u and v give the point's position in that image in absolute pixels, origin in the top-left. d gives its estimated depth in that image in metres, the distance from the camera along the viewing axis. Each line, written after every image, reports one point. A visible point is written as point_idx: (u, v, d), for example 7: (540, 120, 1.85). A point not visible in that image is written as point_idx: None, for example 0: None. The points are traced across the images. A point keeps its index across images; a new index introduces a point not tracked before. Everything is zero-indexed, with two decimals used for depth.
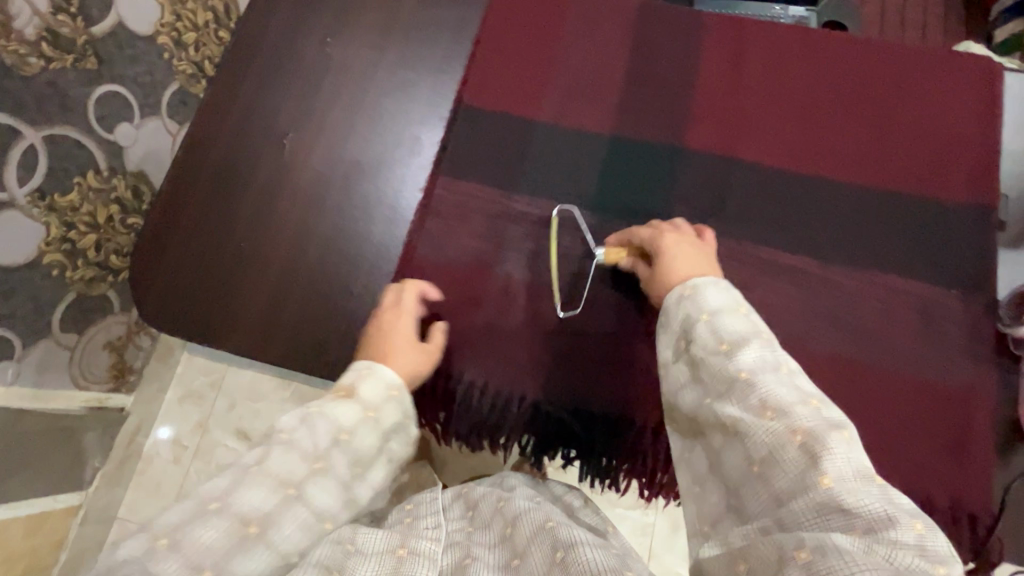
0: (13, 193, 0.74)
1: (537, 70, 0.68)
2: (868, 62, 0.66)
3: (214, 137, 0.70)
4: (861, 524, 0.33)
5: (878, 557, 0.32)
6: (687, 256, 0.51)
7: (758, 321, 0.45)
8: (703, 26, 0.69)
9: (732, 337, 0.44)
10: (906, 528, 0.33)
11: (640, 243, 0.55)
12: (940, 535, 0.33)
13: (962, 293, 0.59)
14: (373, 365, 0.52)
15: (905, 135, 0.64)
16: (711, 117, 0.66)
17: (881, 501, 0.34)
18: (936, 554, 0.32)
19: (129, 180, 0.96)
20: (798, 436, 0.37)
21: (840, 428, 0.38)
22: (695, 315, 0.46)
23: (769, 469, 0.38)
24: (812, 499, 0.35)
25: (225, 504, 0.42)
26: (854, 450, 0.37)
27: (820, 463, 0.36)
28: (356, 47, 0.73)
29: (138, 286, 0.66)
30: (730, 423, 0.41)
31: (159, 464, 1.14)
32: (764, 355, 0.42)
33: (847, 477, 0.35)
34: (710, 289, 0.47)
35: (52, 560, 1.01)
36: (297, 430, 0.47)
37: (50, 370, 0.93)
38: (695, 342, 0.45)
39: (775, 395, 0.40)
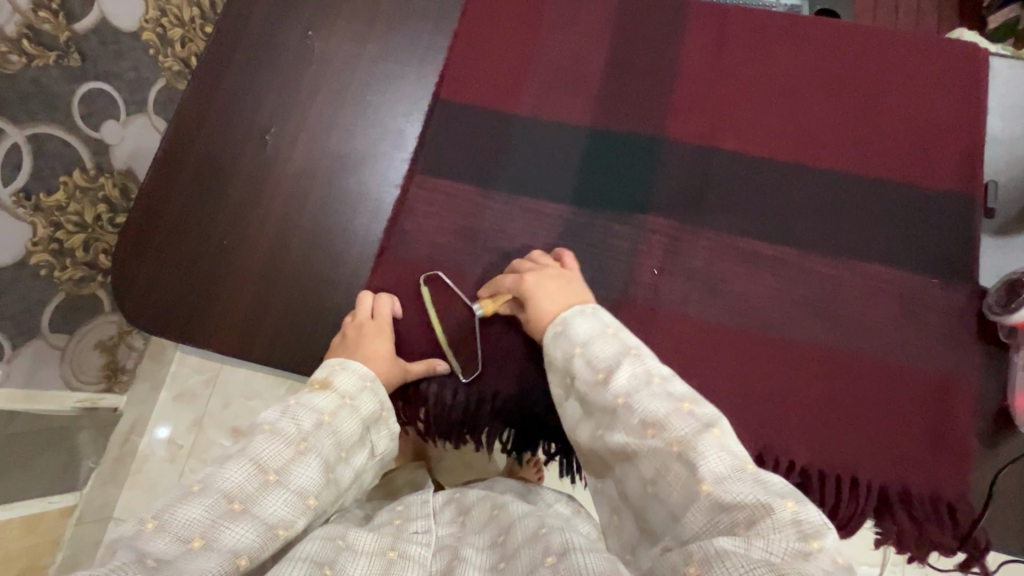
0: None
1: (517, 62, 0.67)
2: (852, 49, 0.65)
3: (195, 134, 0.69)
4: (741, 519, 0.36)
5: (755, 547, 0.34)
6: (550, 296, 0.52)
7: (625, 340, 0.49)
8: (688, 15, 0.68)
9: (605, 364, 0.47)
10: (779, 507, 0.36)
11: (509, 293, 0.55)
12: (811, 508, 0.37)
13: (943, 282, 0.58)
14: (345, 360, 0.54)
15: (890, 123, 0.63)
16: (695, 107, 0.65)
17: (752, 491, 0.38)
18: (811, 529, 0.35)
19: (117, 179, 0.95)
20: (675, 447, 0.41)
21: (709, 427, 0.41)
22: (571, 347, 0.49)
23: (660, 485, 0.41)
24: (698, 507, 0.38)
25: (207, 485, 0.43)
26: (722, 445, 0.40)
27: (696, 470, 0.39)
28: (336, 41, 0.72)
29: (120, 286, 0.65)
30: (621, 450, 0.44)
31: (153, 464, 1.12)
32: (635, 372, 0.46)
33: (719, 476, 0.39)
34: (578, 319, 0.50)
35: (49, 561, 0.98)
36: (278, 418, 0.48)
37: (40, 370, 0.93)
38: (578, 375, 0.48)
39: (650, 411, 0.43)
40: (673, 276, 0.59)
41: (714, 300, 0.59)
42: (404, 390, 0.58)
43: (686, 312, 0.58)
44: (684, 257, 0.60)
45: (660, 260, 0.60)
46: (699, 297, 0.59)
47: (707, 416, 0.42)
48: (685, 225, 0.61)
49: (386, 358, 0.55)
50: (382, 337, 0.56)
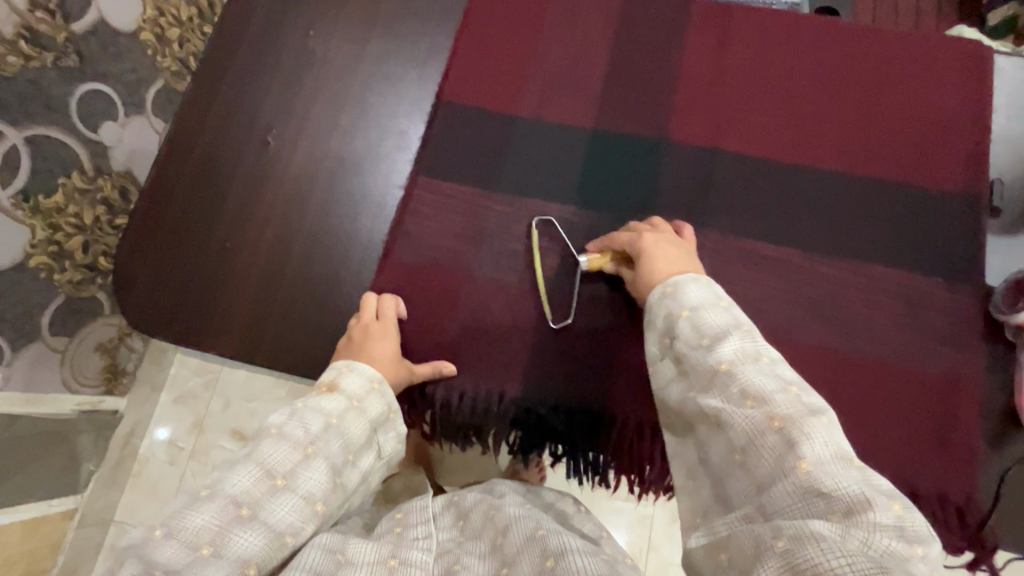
0: None
1: (519, 63, 0.67)
2: (856, 48, 0.65)
3: (196, 135, 0.69)
4: (839, 507, 0.34)
5: (852, 538, 0.33)
6: (665, 256, 0.52)
7: (737, 314, 0.46)
8: (690, 14, 0.68)
9: (713, 331, 0.44)
10: (883, 508, 0.34)
11: (622, 247, 0.55)
12: (918, 514, 0.34)
13: (947, 282, 0.58)
14: (352, 362, 0.54)
15: (894, 122, 0.63)
16: (697, 107, 0.65)
17: (857, 483, 0.35)
18: (915, 536, 0.33)
19: (115, 180, 0.93)
20: (778, 423, 0.38)
21: (818, 413, 0.38)
22: (679, 310, 0.47)
23: (752, 454, 0.38)
24: (791, 484, 0.36)
25: (215, 489, 0.43)
26: (829, 434, 0.37)
27: (798, 448, 0.36)
28: (338, 41, 0.72)
29: (120, 289, 0.65)
30: (713, 414, 0.41)
31: (154, 466, 1.12)
32: (744, 346, 0.43)
33: (824, 460, 0.36)
34: (691, 284, 0.48)
35: (50, 563, 0.98)
36: (286, 421, 0.48)
37: (39, 373, 0.92)
38: (678, 336, 0.46)
39: (754, 384, 0.40)
40: None
41: None
42: (409, 393, 0.58)
43: None
44: None
45: None
46: None
47: (817, 404, 0.39)
48: (689, 225, 0.61)
49: (392, 359, 0.55)
50: (389, 338, 0.56)
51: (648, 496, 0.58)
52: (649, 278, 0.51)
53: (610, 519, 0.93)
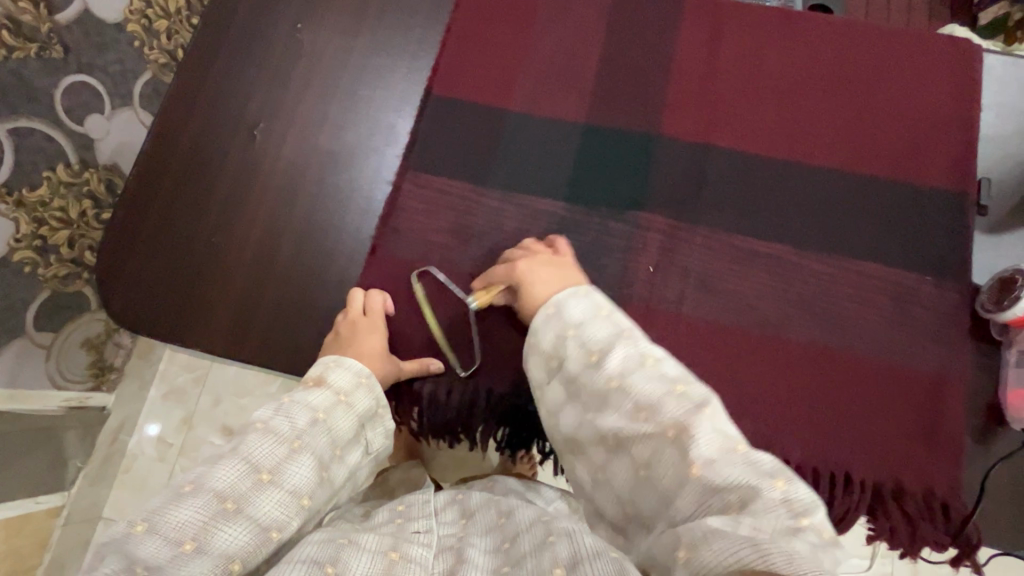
0: None
1: (510, 57, 0.66)
2: (847, 45, 0.65)
3: (182, 128, 0.67)
4: (733, 500, 0.36)
5: (743, 525, 0.34)
6: (542, 279, 0.53)
7: (618, 321, 0.49)
8: (681, 10, 0.68)
9: (598, 344, 0.47)
10: (768, 490, 0.36)
11: (504, 282, 0.55)
12: (800, 486, 0.37)
13: (936, 280, 0.58)
14: (339, 358, 0.53)
15: (884, 120, 0.63)
16: (688, 103, 0.64)
17: (741, 472, 0.37)
18: (801, 506, 0.36)
19: (101, 173, 0.92)
20: (671, 430, 0.40)
21: (700, 406, 0.41)
22: (564, 329, 0.49)
23: (653, 469, 0.41)
24: (691, 491, 0.38)
25: (199, 484, 0.42)
26: (715, 424, 0.40)
27: (688, 452, 0.39)
28: (326, 33, 0.71)
29: (104, 284, 0.64)
30: (611, 434, 0.43)
31: (143, 463, 1.10)
32: (627, 355, 0.46)
33: (712, 458, 0.38)
34: (571, 300, 0.50)
35: (37, 561, 0.96)
36: (271, 416, 0.47)
37: (24, 369, 0.91)
38: (567, 358, 0.48)
39: (643, 394, 0.43)
40: (667, 274, 0.59)
41: (709, 298, 0.58)
42: (399, 390, 0.57)
43: (681, 311, 0.58)
44: (678, 255, 0.59)
45: (654, 258, 0.59)
46: (694, 295, 0.58)
47: (699, 396, 0.42)
48: (679, 222, 0.60)
49: (381, 354, 0.55)
50: (377, 333, 0.56)
51: None
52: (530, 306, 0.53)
53: None
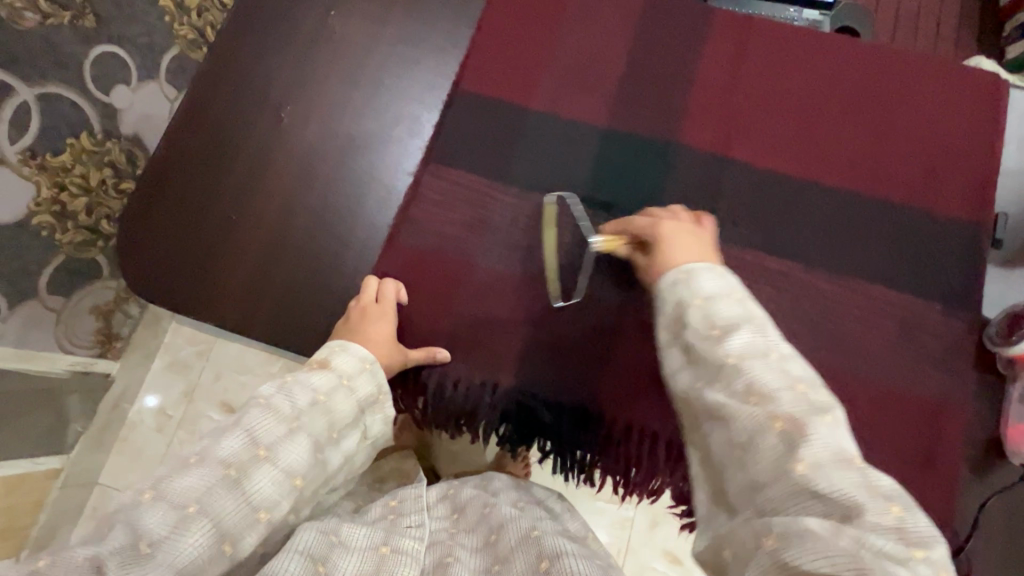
0: (4, 151, 0.74)
1: (537, 57, 0.67)
2: (872, 69, 0.66)
3: (209, 104, 0.68)
4: (838, 510, 0.35)
5: (845, 536, 0.34)
6: (682, 246, 0.51)
7: (750, 307, 0.46)
8: (712, 23, 0.68)
9: (723, 321, 0.45)
10: (878, 511, 0.35)
11: (638, 233, 0.55)
12: (918, 517, 0.35)
13: (945, 309, 0.58)
14: (344, 343, 0.55)
15: (905, 146, 0.63)
16: (711, 116, 0.65)
17: (855, 486, 0.36)
18: (914, 538, 0.35)
19: (123, 145, 0.93)
20: (780, 423, 0.39)
21: (823, 411, 0.40)
22: (689, 297, 0.47)
23: (748, 451, 0.39)
24: (786, 484, 0.37)
25: (204, 454, 0.44)
26: (837, 433, 0.39)
27: (797, 449, 0.38)
28: (356, 20, 0.71)
29: (122, 252, 0.65)
30: (716, 408, 0.42)
31: (141, 432, 1.12)
32: (754, 340, 0.43)
33: (823, 461, 0.37)
34: (705, 273, 0.48)
35: (29, 522, 1.00)
36: (274, 393, 0.49)
37: (34, 331, 0.93)
38: (687, 325, 0.46)
39: (760, 381, 0.41)
40: None
41: None
42: (404, 379, 0.58)
43: None
44: None
45: None
46: None
47: (824, 401, 0.40)
48: None
49: (389, 346, 0.56)
50: (386, 324, 0.57)
51: (633, 498, 0.58)
52: (661, 261, 0.50)
53: (592, 518, 0.94)
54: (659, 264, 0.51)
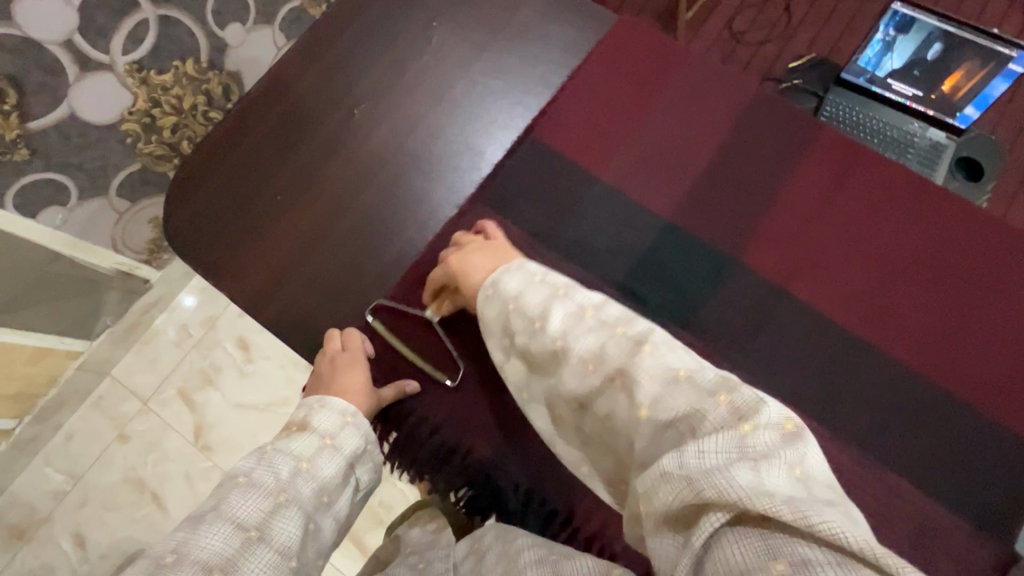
0: (114, 58, 0.77)
1: (618, 129, 0.66)
2: (967, 243, 0.60)
3: (295, 82, 0.69)
4: (685, 429, 0.37)
5: (688, 454, 0.35)
6: (481, 264, 0.53)
7: (551, 282, 0.49)
8: (808, 144, 0.65)
9: (537, 309, 0.47)
10: (711, 409, 0.37)
11: (440, 282, 0.58)
12: (743, 391, 0.37)
13: (975, 533, 0.52)
14: (323, 399, 0.55)
15: (981, 337, 0.57)
16: (780, 242, 0.61)
17: (686, 399, 0.38)
18: (746, 410, 0.36)
19: (222, 78, 0.92)
20: (617, 377, 0.41)
21: (642, 343, 0.42)
22: (505, 301, 0.49)
23: (613, 421, 0.42)
24: (643, 433, 0.39)
25: (180, 558, 0.41)
26: (657, 359, 0.41)
27: (634, 396, 0.40)
28: (458, 39, 0.71)
29: (171, 200, 0.66)
30: (576, 396, 0.44)
31: (162, 342, 1.20)
32: (568, 311, 0.46)
33: (655, 395, 0.39)
34: (504, 276, 0.50)
35: (42, 391, 1.09)
36: (254, 469, 0.48)
37: (95, 227, 0.95)
38: (515, 331, 0.48)
39: (585, 348, 0.44)
40: None
41: None
42: (387, 414, 0.59)
43: None
44: None
45: None
46: None
47: (639, 332, 0.43)
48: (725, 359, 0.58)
49: (363, 389, 0.57)
50: (358, 368, 0.58)
51: None
52: (470, 291, 0.53)
53: None
54: (472, 295, 0.53)
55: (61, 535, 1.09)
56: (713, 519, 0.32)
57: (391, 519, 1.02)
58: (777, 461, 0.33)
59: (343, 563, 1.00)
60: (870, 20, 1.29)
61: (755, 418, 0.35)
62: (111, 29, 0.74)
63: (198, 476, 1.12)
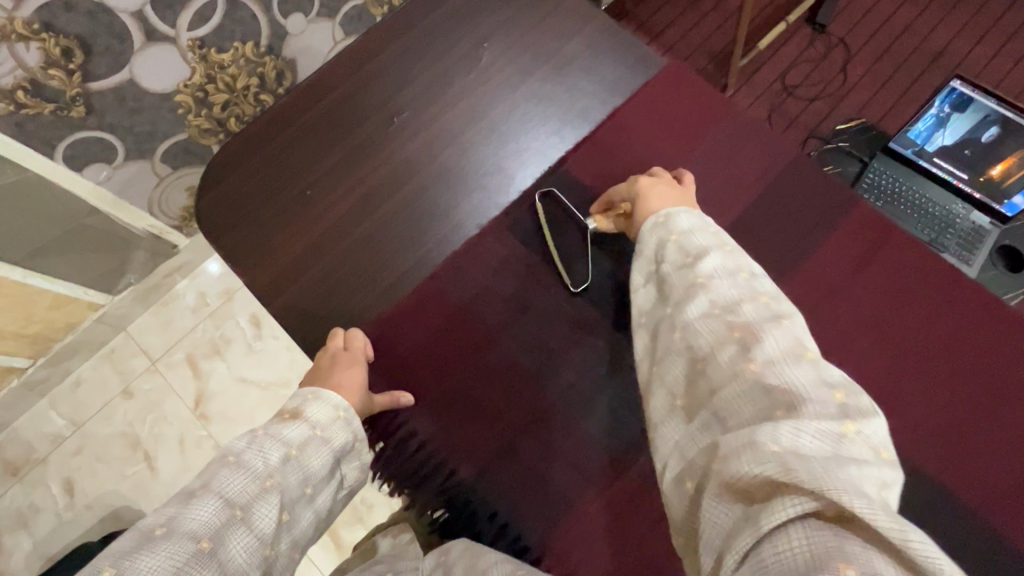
0: (179, 33, 0.79)
1: (649, 174, 0.67)
2: (993, 338, 0.58)
3: (343, 81, 0.71)
4: (782, 404, 0.37)
5: (787, 429, 0.35)
6: (662, 198, 0.58)
7: (722, 239, 0.53)
8: (842, 215, 0.63)
9: (695, 250, 0.51)
10: (825, 396, 0.37)
11: (620, 199, 0.62)
12: (860, 400, 0.38)
13: None
14: (317, 391, 0.55)
15: (993, 438, 0.55)
16: (796, 310, 0.60)
17: (807, 378, 0.39)
18: (856, 414, 0.37)
19: (279, 64, 0.94)
20: (740, 333, 0.43)
21: (782, 319, 0.44)
22: (667, 234, 0.54)
23: (709, 365, 0.43)
24: (740, 387, 0.40)
25: (171, 528, 0.42)
26: (793, 334, 0.43)
27: (751, 350, 0.41)
28: (505, 61, 0.72)
29: (207, 178, 0.68)
30: (687, 330, 0.46)
31: (180, 306, 1.23)
32: (723, 263, 0.50)
33: (775, 360, 0.40)
34: (681, 214, 0.55)
35: (59, 337, 1.12)
36: (244, 450, 0.48)
37: (134, 188, 0.97)
38: (663, 259, 0.53)
39: (723, 294, 0.47)
40: None
41: None
42: (378, 421, 0.60)
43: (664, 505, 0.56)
44: None
45: None
46: None
47: (784, 312, 0.45)
48: None
49: (358, 391, 0.57)
50: (356, 367, 0.58)
51: None
52: (644, 214, 0.57)
53: None
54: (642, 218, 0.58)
55: (53, 479, 1.12)
56: (791, 505, 0.32)
57: (370, 518, 1.02)
58: (871, 473, 0.34)
59: (316, 554, 1.01)
60: (928, 94, 1.26)
61: (863, 424, 0.36)
62: (179, 6, 0.76)
63: (191, 443, 1.14)
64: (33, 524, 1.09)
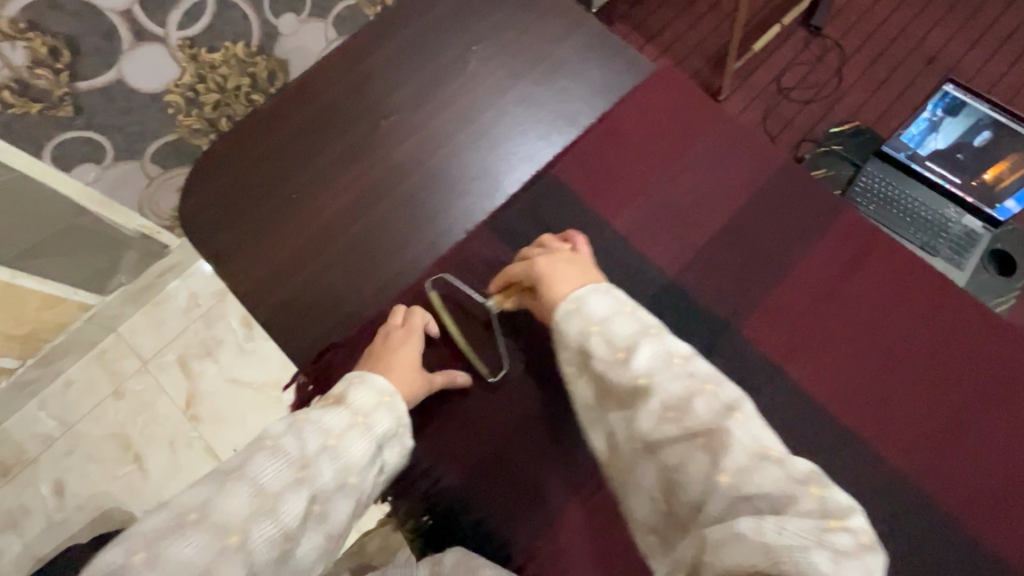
0: (169, 33, 0.78)
1: (638, 178, 0.66)
2: (978, 346, 0.58)
3: (333, 83, 0.71)
4: (764, 506, 0.38)
5: (769, 526, 0.37)
6: (568, 277, 0.55)
7: (643, 320, 0.51)
8: (831, 221, 0.63)
9: (623, 342, 0.49)
10: (803, 496, 0.38)
11: (519, 278, 0.59)
12: (835, 492, 0.38)
13: None
14: (365, 375, 0.54)
15: (976, 446, 0.55)
16: (784, 317, 0.60)
17: (777, 480, 0.39)
18: (836, 510, 0.37)
19: (271, 64, 0.93)
20: (702, 437, 0.42)
21: (732, 409, 0.43)
22: (588, 325, 0.51)
23: (682, 475, 0.42)
24: (718, 499, 0.40)
25: (155, 560, 0.39)
26: (750, 432, 0.42)
27: (718, 460, 0.40)
28: (496, 64, 0.72)
29: (194, 180, 0.68)
30: (646, 439, 0.45)
31: (172, 307, 1.22)
32: (655, 352, 0.48)
33: (742, 465, 0.40)
34: (594, 298, 0.52)
35: (48, 337, 1.11)
36: (247, 465, 0.44)
37: (124, 188, 0.97)
38: (594, 353, 0.50)
39: (668, 394, 0.45)
40: None
41: None
42: None
43: None
44: None
45: None
46: None
47: (728, 398, 0.44)
48: None
49: None
50: (410, 347, 0.59)
51: None
52: (553, 300, 0.55)
53: None
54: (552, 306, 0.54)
55: (42, 480, 1.11)
56: None
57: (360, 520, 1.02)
58: (856, 566, 0.35)
59: None
60: (923, 97, 1.26)
61: (843, 519, 0.37)
62: (168, 5, 0.75)
63: (182, 444, 1.14)
64: (23, 525, 1.09)
